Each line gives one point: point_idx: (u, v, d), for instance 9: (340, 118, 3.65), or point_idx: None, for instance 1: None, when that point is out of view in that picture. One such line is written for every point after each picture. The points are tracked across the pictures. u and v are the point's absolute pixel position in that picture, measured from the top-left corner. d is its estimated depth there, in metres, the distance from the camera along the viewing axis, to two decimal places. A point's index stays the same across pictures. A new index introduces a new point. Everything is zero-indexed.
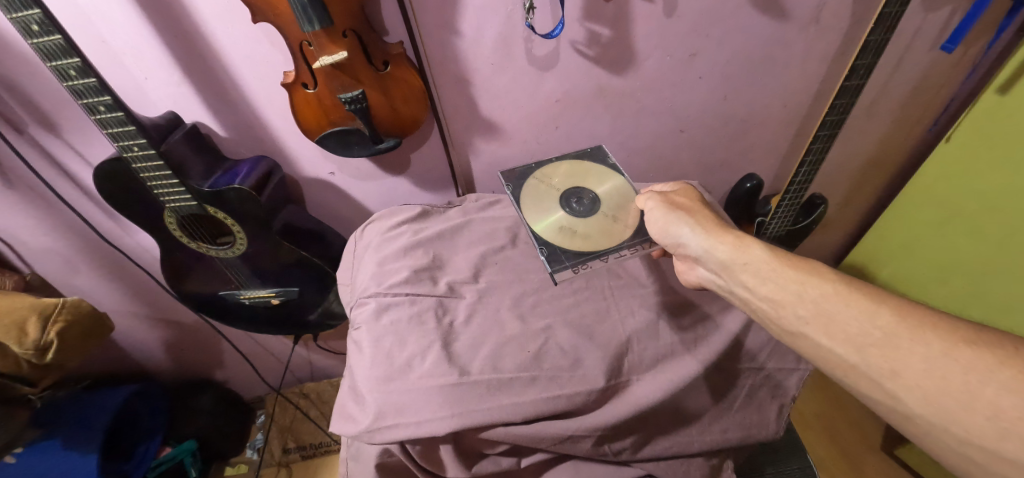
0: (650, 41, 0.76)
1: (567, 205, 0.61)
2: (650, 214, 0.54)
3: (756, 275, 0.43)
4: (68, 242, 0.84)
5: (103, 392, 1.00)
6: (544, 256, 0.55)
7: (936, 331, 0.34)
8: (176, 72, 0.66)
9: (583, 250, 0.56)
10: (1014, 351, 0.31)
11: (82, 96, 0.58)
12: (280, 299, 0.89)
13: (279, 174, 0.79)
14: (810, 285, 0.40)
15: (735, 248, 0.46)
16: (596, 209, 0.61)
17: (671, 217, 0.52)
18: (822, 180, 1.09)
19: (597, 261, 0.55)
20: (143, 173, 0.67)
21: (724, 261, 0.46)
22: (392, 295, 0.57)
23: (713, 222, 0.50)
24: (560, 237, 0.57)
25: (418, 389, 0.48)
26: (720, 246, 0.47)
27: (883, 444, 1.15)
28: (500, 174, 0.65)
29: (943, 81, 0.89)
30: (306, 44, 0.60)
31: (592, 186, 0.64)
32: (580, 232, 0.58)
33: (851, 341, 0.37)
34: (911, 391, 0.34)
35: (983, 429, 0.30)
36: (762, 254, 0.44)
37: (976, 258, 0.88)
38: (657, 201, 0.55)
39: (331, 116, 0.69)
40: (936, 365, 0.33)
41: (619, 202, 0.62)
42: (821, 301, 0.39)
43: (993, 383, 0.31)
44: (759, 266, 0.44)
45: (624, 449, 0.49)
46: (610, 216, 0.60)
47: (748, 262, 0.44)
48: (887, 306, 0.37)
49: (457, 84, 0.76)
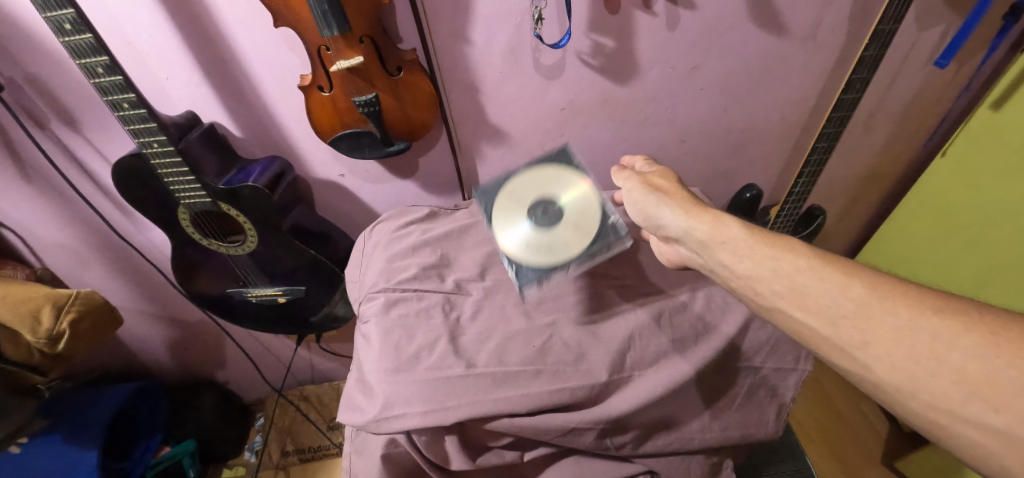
0: (653, 53, 0.79)
1: (530, 214, 0.58)
2: (631, 196, 0.56)
3: (734, 254, 0.44)
4: (82, 237, 0.86)
5: (107, 389, 1.01)
6: (513, 271, 0.56)
7: (906, 301, 0.35)
8: (196, 74, 0.69)
9: (546, 262, 0.55)
10: (979, 318, 0.33)
11: (107, 93, 0.60)
12: (286, 298, 0.90)
13: (291, 175, 0.81)
14: (786, 260, 0.42)
15: (713, 227, 0.47)
16: (562, 216, 0.57)
17: (651, 201, 0.54)
18: (821, 192, 1.11)
19: (560, 273, 0.53)
20: (160, 169, 0.69)
21: (704, 239, 0.48)
22: (401, 290, 0.59)
23: (691, 200, 0.51)
24: (533, 250, 0.56)
25: (424, 381, 0.49)
26: (700, 226, 0.48)
27: (884, 458, 1.16)
28: (475, 192, 0.63)
29: (937, 98, 0.91)
30: (324, 49, 0.62)
31: (557, 186, 0.59)
32: (544, 245, 0.56)
33: (823, 315, 0.38)
34: (881, 359, 0.35)
35: (947, 392, 0.32)
36: (739, 232, 0.45)
37: (975, 269, 0.89)
38: (635, 185, 0.56)
39: (345, 119, 0.71)
40: (904, 334, 0.34)
41: (585, 203, 0.57)
42: (795, 275, 0.40)
43: (958, 349, 0.32)
44: (736, 243, 0.45)
45: (625, 444, 0.49)
46: (576, 220, 0.56)
47: (726, 239, 0.46)
48: (860, 280, 0.38)
49: (467, 91, 0.78)
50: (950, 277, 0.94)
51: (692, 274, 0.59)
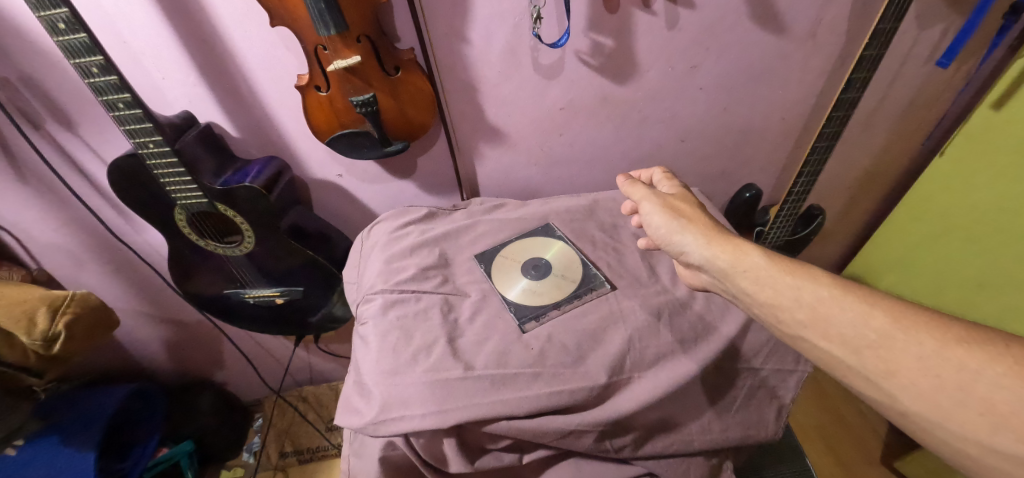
0: (653, 53, 0.78)
1: (524, 270, 0.62)
2: (649, 219, 0.55)
3: (756, 283, 0.44)
4: (79, 238, 0.85)
5: (103, 391, 1.00)
6: (511, 311, 0.56)
7: (929, 331, 0.35)
8: (192, 73, 0.68)
9: (539, 302, 0.57)
10: (1003, 348, 0.32)
11: (102, 93, 0.59)
12: (284, 299, 0.90)
13: (288, 175, 0.81)
14: (807, 289, 0.41)
15: (734, 256, 0.46)
16: (549, 270, 0.61)
17: (671, 224, 0.52)
18: (820, 191, 1.10)
19: (553, 311, 0.56)
20: (157, 170, 0.69)
21: (724, 268, 0.47)
22: (399, 291, 0.58)
23: (712, 227, 0.50)
24: (530, 297, 0.58)
25: (422, 383, 0.49)
26: (720, 254, 0.47)
27: (883, 457, 1.16)
28: (474, 257, 0.64)
29: (936, 97, 0.91)
30: (321, 48, 0.62)
31: (542, 248, 0.64)
32: (536, 290, 0.59)
33: (846, 344, 0.37)
34: (907, 389, 0.34)
35: (975, 422, 0.31)
36: (761, 261, 0.44)
37: (975, 270, 0.89)
38: (654, 203, 0.55)
39: (342, 119, 0.71)
40: (929, 364, 0.33)
41: (568, 259, 0.62)
42: (817, 305, 0.40)
43: (983, 380, 0.31)
44: (757, 273, 0.44)
45: (625, 446, 0.49)
46: (563, 273, 0.61)
47: (746, 269, 0.45)
48: (881, 308, 0.37)
49: (465, 91, 0.78)
50: (949, 278, 0.94)
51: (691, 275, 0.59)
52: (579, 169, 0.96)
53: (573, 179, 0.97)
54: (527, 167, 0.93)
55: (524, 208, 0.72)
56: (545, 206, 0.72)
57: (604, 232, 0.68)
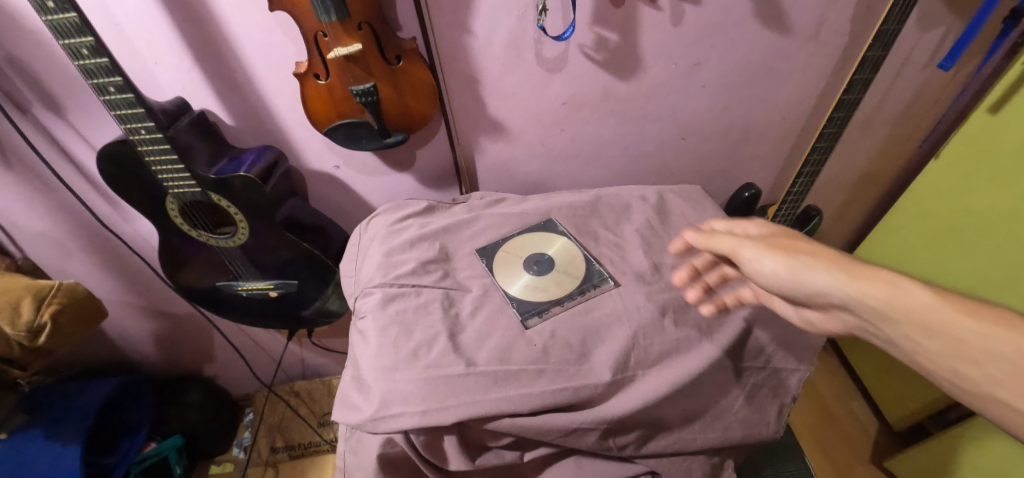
0: (657, 48, 0.78)
1: (528, 267, 0.61)
2: (759, 262, 0.45)
3: (921, 325, 0.36)
4: (66, 226, 0.83)
5: (91, 384, 0.98)
6: (514, 307, 0.55)
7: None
8: (187, 58, 0.66)
9: (542, 299, 0.56)
10: None
11: (92, 76, 0.57)
12: (278, 292, 0.88)
13: (284, 165, 0.79)
14: (901, 299, 0.37)
15: (891, 294, 0.38)
16: (553, 267, 0.60)
17: (792, 266, 0.43)
18: (818, 192, 1.11)
19: (556, 308, 0.55)
20: (148, 157, 0.67)
21: (882, 310, 0.38)
22: (399, 285, 0.57)
23: (844, 259, 0.42)
24: (532, 292, 0.57)
25: (423, 378, 0.48)
26: (870, 292, 0.39)
27: (873, 456, 1.17)
28: (475, 252, 0.63)
29: (935, 100, 0.92)
30: (321, 34, 0.60)
31: (544, 246, 0.63)
32: (540, 287, 0.58)
33: (959, 356, 0.35)
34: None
35: None
36: (923, 295, 0.37)
37: (957, 273, 0.91)
38: (755, 247, 0.46)
39: (341, 108, 0.69)
40: None
41: (570, 257, 0.61)
42: (911, 312, 0.37)
43: None
44: (923, 312, 0.36)
45: (628, 444, 0.48)
46: (565, 271, 0.60)
47: (913, 307, 0.37)
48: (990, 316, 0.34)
49: (466, 82, 0.77)
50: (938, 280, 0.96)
51: None
52: (580, 165, 0.95)
53: (573, 175, 0.96)
54: (527, 161, 0.92)
55: (526, 202, 0.71)
56: (548, 201, 0.71)
57: (606, 228, 0.67)
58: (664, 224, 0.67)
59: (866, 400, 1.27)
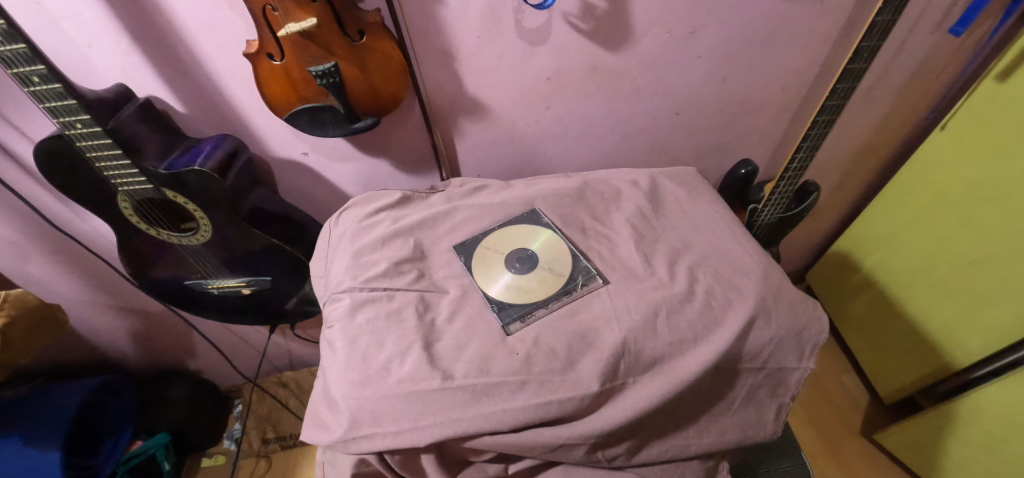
0: (650, 15, 0.71)
1: (511, 266, 0.56)
2: None
3: None
4: (15, 228, 0.76)
5: (66, 386, 0.95)
6: (493, 311, 0.51)
7: None
8: (123, 39, 0.59)
9: (525, 300, 0.52)
10: None
11: (10, 65, 0.50)
12: (252, 289, 0.84)
13: (246, 153, 0.72)
14: None
15: None
16: (536, 265, 0.56)
17: None
18: (817, 165, 1.06)
19: (539, 310, 0.51)
20: (90, 153, 0.61)
21: None
22: (369, 289, 0.53)
23: None
24: (514, 293, 0.53)
25: (397, 396, 0.44)
26: None
27: (863, 429, 1.17)
28: (453, 248, 0.58)
29: (945, 67, 0.86)
30: (269, 9, 0.53)
31: (528, 242, 0.58)
32: (522, 286, 0.53)
33: None
34: None
35: None
36: None
37: (966, 248, 0.88)
38: None
39: (301, 92, 0.63)
40: None
41: (555, 256, 0.57)
42: None
43: None
44: None
45: (618, 455, 0.46)
46: (549, 269, 0.55)
47: None
48: None
49: (440, 58, 0.70)
50: (943, 256, 0.93)
51: (689, 269, 0.54)
52: (568, 144, 0.89)
53: (560, 155, 0.91)
54: (510, 143, 0.86)
55: (507, 191, 0.66)
56: (531, 189, 0.65)
57: (593, 218, 0.62)
58: (657, 212, 0.63)
59: (857, 373, 1.27)
